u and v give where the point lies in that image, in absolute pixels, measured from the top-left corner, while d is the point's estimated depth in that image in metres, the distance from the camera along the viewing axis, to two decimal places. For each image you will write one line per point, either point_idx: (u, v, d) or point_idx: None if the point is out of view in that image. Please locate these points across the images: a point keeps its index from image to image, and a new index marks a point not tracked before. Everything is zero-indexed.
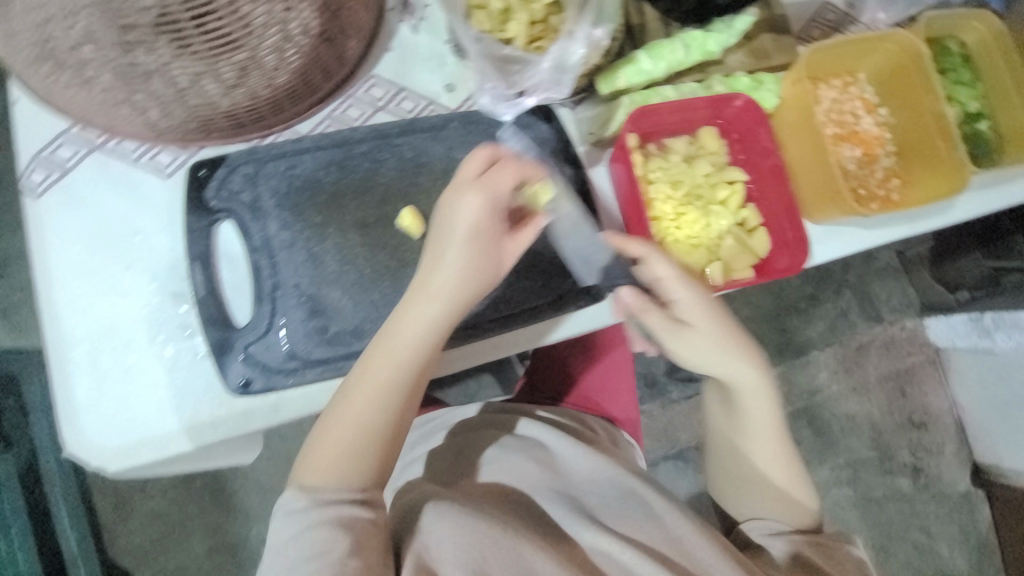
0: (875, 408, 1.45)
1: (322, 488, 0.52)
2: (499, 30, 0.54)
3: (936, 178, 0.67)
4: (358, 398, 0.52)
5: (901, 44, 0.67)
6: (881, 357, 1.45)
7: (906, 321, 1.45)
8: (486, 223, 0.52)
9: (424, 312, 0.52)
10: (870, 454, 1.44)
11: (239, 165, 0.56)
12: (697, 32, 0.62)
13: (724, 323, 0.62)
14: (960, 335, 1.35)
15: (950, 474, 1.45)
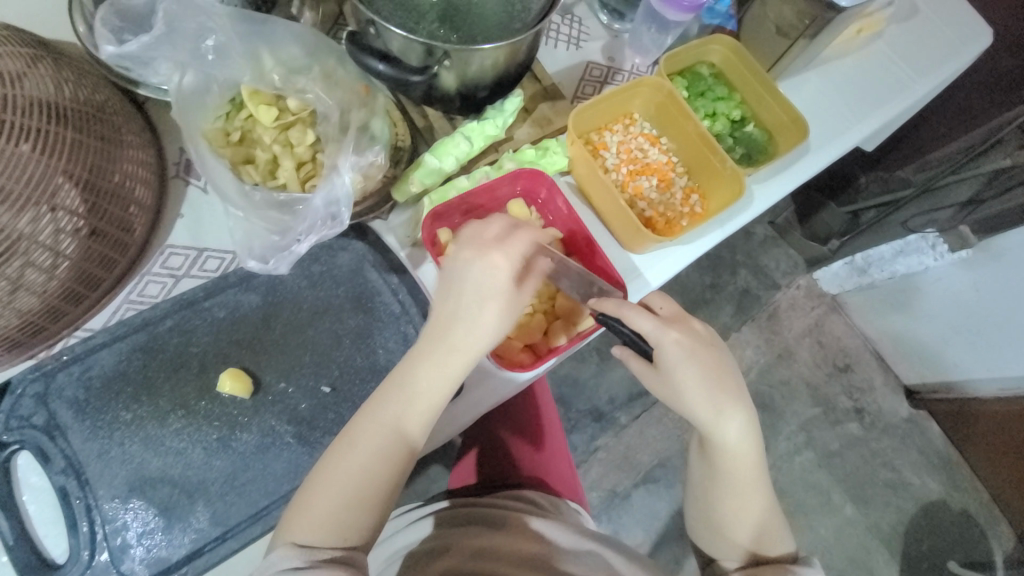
0: (802, 367, 1.53)
1: (314, 543, 0.49)
2: (271, 178, 0.56)
3: (722, 185, 0.75)
4: (341, 468, 0.51)
5: (653, 85, 0.77)
6: (789, 320, 1.55)
7: (799, 280, 1.57)
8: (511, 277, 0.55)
9: (457, 363, 0.53)
10: (815, 411, 1.51)
11: (24, 387, 0.51)
12: (473, 123, 0.67)
13: (705, 362, 0.61)
14: (844, 280, 1.49)
15: (888, 403, 1.54)
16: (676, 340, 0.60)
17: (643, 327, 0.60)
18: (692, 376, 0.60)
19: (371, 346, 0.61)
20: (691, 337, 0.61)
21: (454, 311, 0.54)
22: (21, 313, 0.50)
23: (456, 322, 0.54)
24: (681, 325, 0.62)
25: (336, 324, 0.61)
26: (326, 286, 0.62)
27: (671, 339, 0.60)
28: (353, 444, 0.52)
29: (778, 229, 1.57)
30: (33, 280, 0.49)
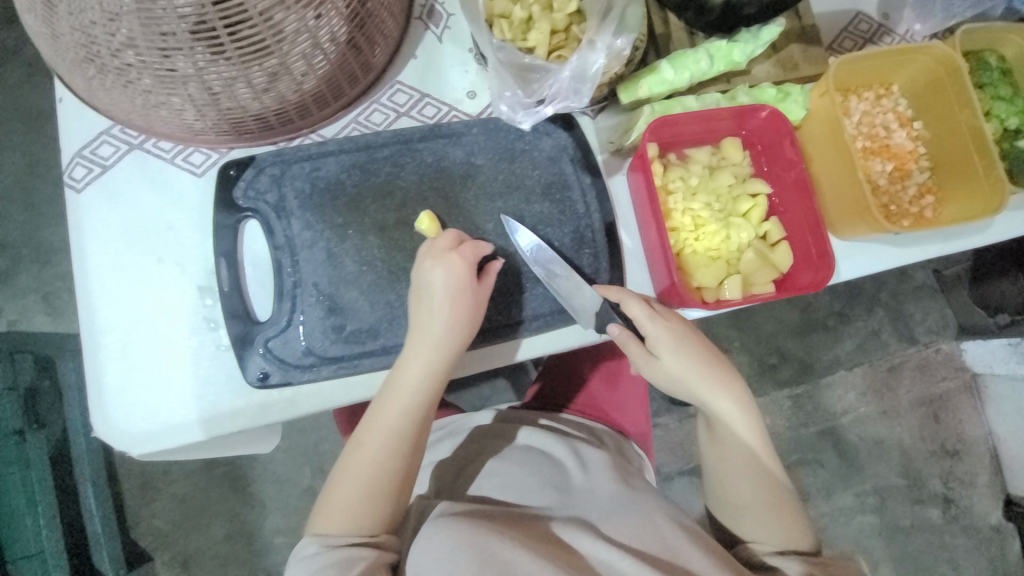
0: (906, 433, 1.37)
1: (331, 535, 0.54)
2: (521, 39, 0.55)
3: (973, 195, 0.65)
4: (365, 447, 0.55)
5: (936, 56, 0.65)
6: (913, 380, 1.38)
7: (941, 344, 1.39)
8: (461, 284, 0.55)
9: (418, 364, 0.55)
10: (900, 481, 1.37)
11: (266, 165, 0.58)
12: (723, 41, 0.61)
13: (693, 346, 0.61)
14: (998, 361, 1.32)
15: (983, 506, 1.37)
16: (658, 329, 0.59)
17: (636, 317, 0.59)
18: (685, 364, 0.60)
19: (549, 237, 0.62)
20: (686, 330, 0.60)
21: (425, 320, 0.55)
22: (266, 103, 0.54)
23: (451, 333, 0.55)
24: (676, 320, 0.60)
25: (523, 205, 0.62)
26: (522, 166, 0.63)
27: (663, 325, 0.59)
28: (365, 438, 0.56)
29: (941, 283, 1.38)
30: (288, 76, 0.52)
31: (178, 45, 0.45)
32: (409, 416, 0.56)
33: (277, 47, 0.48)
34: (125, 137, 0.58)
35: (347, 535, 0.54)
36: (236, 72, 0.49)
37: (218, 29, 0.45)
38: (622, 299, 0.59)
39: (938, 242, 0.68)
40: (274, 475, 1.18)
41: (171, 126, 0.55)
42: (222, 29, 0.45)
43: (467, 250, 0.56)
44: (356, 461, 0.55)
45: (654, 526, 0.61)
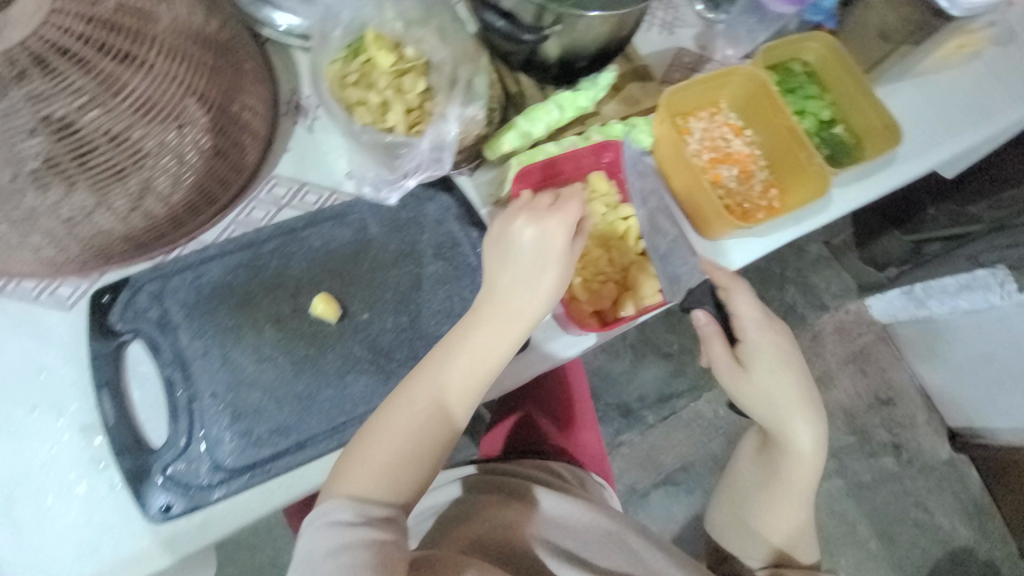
0: (843, 393, 1.48)
1: (365, 498, 0.51)
2: (380, 121, 0.59)
3: (804, 183, 0.75)
4: (393, 432, 0.53)
5: (745, 76, 0.76)
6: (835, 343, 1.50)
7: (849, 305, 1.51)
8: (553, 246, 0.57)
9: (506, 329, 0.56)
10: (851, 439, 1.46)
11: (144, 284, 0.57)
12: (566, 92, 0.68)
13: (790, 355, 0.71)
14: (898, 309, 1.41)
15: (929, 444, 1.48)
16: (754, 315, 0.69)
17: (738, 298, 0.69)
18: (773, 370, 0.70)
19: (448, 294, 0.63)
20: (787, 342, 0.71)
21: (463, 325, 0.57)
22: (147, 217, 0.54)
23: (516, 286, 0.57)
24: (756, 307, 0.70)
25: (417, 268, 0.64)
26: (410, 233, 0.65)
27: (751, 317, 0.69)
28: (401, 405, 0.54)
29: (833, 251, 1.52)
30: (155, 193, 0.53)
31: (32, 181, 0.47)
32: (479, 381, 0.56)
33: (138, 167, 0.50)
34: None
35: (377, 499, 0.51)
36: (98, 198, 0.50)
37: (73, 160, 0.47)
38: (653, 294, 0.65)
39: (794, 226, 0.77)
40: None
41: (33, 263, 0.53)
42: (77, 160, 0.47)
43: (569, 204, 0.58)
44: (390, 430, 0.53)
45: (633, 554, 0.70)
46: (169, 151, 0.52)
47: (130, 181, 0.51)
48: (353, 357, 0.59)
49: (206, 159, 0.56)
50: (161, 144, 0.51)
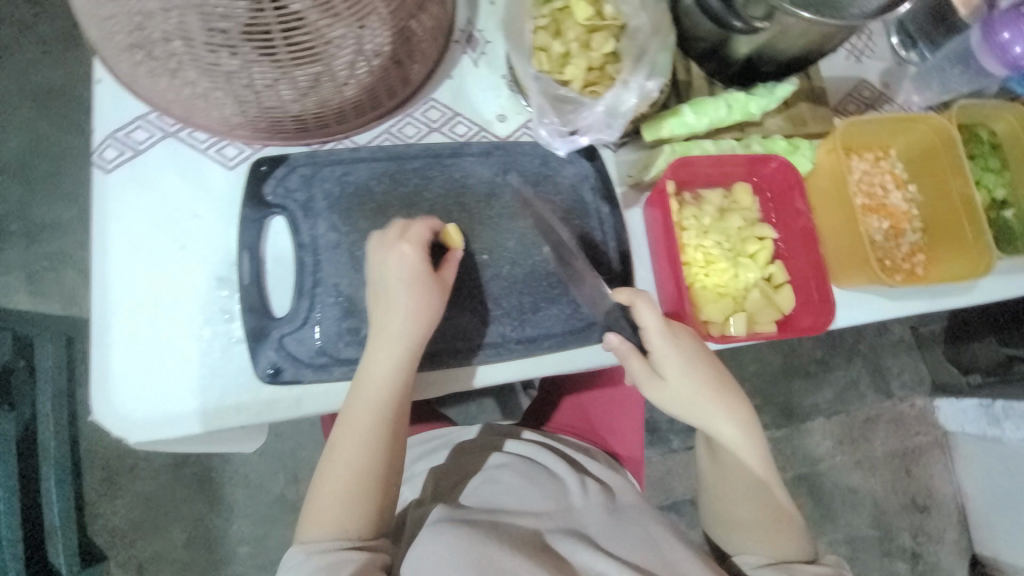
0: (879, 485, 1.35)
1: (315, 539, 0.52)
2: (557, 71, 0.58)
3: (959, 257, 0.69)
4: (344, 442, 0.54)
5: (932, 127, 0.70)
6: (887, 432, 1.37)
7: (915, 400, 1.38)
8: (420, 270, 0.53)
9: (393, 354, 0.53)
10: (870, 531, 1.34)
11: (299, 165, 0.59)
12: (741, 93, 0.65)
13: (704, 360, 0.60)
14: (968, 421, 1.32)
15: (948, 563, 1.35)
16: (677, 351, 0.59)
17: (648, 327, 0.58)
18: (684, 390, 0.60)
19: (565, 260, 0.64)
20: (691, 342, 0.59)
21: (382, 313, 0.54)
22: (306, 107, 0.55)
23: (386, 313, 0.53)
24: (682, 330, 0.60)
25: (544, 227, 0.64)
26: (545, 190, 0.65)
27: (675, 347, 0.59)
28: (341, 435, 0.54)
29: (917, 340, 1.39)
30: (330, 81, 0.53)
31: (224, 43, 0.46)
32: (388, 411, 0.54)
33: (325, 52, 0.49)
34: (160, 124, 0.59)
35: (330, 539, 0.52)
36: (279, 74, 0.50)
37: (273, 33, 0.46)
38: (633, 302, 0.58)
39: (929, 299, 0.72)
40: (247, 480, 1.14)
41: (210, 119, 0.55)
42: (277, 33, 0.46)
43: (417, 233, 0.54)
44: (339, 464, 0.54)
45: (651, 540, 0.63)
46: (353, 41, 0.49)
47: (313, 66, 0.50)
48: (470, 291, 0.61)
49: (372, 68, 0.55)
50: (349, 33, 0.49)
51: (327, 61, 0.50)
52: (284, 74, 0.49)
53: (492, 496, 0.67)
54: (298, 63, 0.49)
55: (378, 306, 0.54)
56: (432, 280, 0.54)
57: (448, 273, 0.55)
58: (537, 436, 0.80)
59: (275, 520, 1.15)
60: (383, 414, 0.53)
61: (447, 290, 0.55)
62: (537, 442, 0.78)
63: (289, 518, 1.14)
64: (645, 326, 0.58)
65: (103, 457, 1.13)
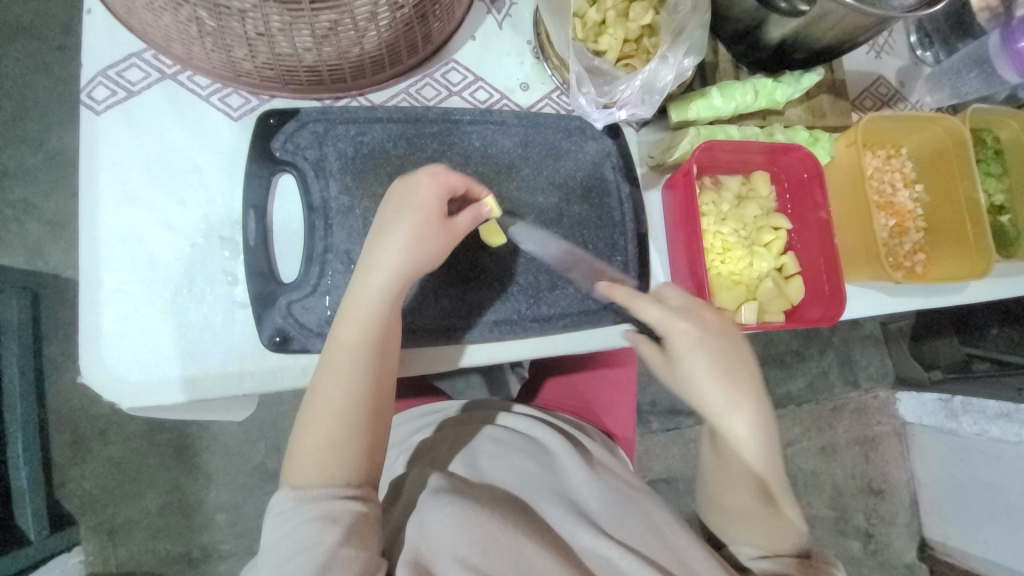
0: (840, 469, 1.37)
1: (305, 486, 0.50)
2: (591, 41, 0.55)
3: (960, 257, 0.71)
4: (328, 384, 0.51)
5: (946, 128, 0.71)
6: (851, 421, 1.38)
7: (879, 391, 1.40)
8: (420, 205, 0.51)
9: (378, 288, 0.50)
10: (828, 512, 1.35)
11: (310, 121, 0.55)
12: (769, 79, 0.64)
13: (716, 344, 0.57)
14: (927, 414, 1.34)
15: (898, 544, 1.38)
16: (682, 333, 0.56)
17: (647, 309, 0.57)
18: (692, 368, 0.57)
19: (584, 239, 0.63)
20: (702, 328, 0.57)
21: (374, 250, 0.51)
22: (321, 56, 0.50)
23: (379, 248, 0.51)
24: (693, 315, 0.57)
25: (563, 203, 0.62)
26: (566, 164, 0.63)
27: (679, 331, 0.56)
28: (323, 374, 0.51)
29: (885, 334, 1.40)
30: (350, 30, 0.48)
31: None
32: (374, 347, 0.51)
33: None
34: (156, 64, 0.54)
35: (321, 485, 0.50)
36: (295, 19, 0.45)
37: None
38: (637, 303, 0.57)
39: (924, 296, 0.74)
40: (226, 447, 1.11)
41: (214, 61, 0.50)
42: None
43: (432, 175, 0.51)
44: (324, 404, 0.51)
45: (655, 526, 0.62)
46: None
47: (333, 13, 0.45)
48: (487, 270, 0.60)
49: (393, 20, 0.50)
50: None
51: (348, 8, 0.46)
52: (302, 21, 0.44)
53: (490, 471, 0.66)
54: (316, 8, 0.44)
55: (373, 240, 0.51)
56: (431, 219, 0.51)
57: (465, 219, 0.52)
58: (530, 411, 0.78)
59: (252, 487, 1.12)
60: (366, 350, 0.51)
61: (453, 236, 0.52)
62: (532, 416, 0.76)
63: (266, 485, 1.11)
64: (653, 314, 0.57)
65: (71, 419, 1.08)
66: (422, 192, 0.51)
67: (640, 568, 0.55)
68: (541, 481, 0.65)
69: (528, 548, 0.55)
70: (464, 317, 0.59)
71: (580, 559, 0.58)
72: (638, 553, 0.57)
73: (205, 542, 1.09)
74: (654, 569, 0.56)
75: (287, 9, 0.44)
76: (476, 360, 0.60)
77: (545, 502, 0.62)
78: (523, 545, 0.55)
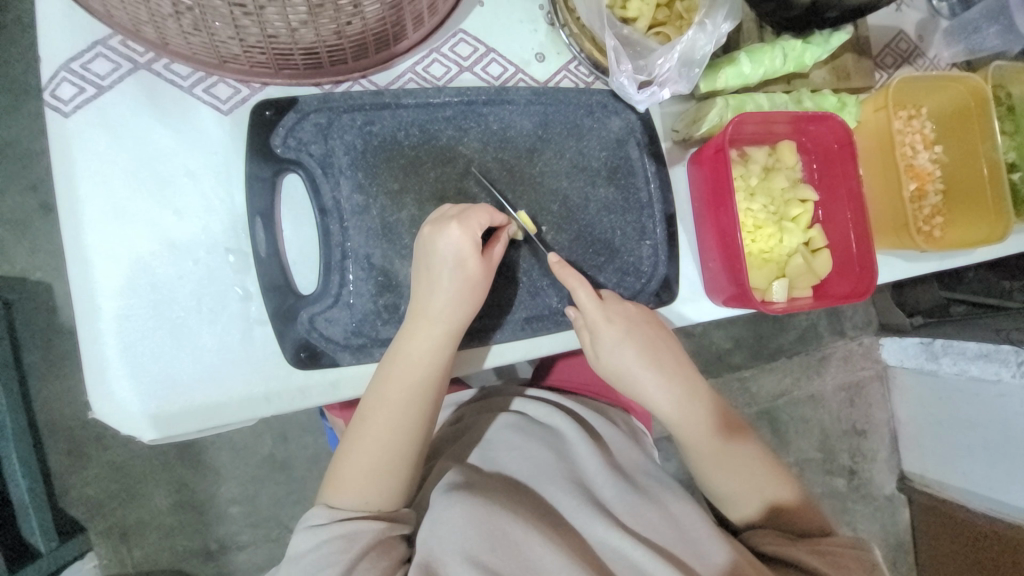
0: (829, 415, 1.43)
1: (342, 507, 0.50)
2: (619, 7, 0.50)
3: (977, 221, 0.71)
4: (375, 423, 0.50)
5: (970, 88, 0.70)
6: (838, 368, 1.43)
7: (863, 338, 1.45)
8: (470, 251, 0.48)
9: (431, 338, 0.49)
10: (817, 454, 1.43)
11: (312, 111, 0.49)
12: (799, 41, 0.60)
13: (642, 330, 0.58)
14: (908, 356, 1.39)
15: (880, 478, 1.47)
16: (611, 329, 0.56)
17: (583, 303, 0.55)
18: (621, 363, 0.59)
19: (611, 225, 0.60)
20: (629, 317, 0.57)
21: (424, 294, 0.49)
22: (319, 35, 0.44)
23: (431, 295, 0.49)
24: (617, 307, 0.57)
25: (589, 187, 0.59)
26: (590, 144, 0.59)
27: (607, 323, 0.56)
28: (371, 415, 0.50)
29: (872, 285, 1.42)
30: (350, 2, 0.42)
31: None
32: (421, 392, 0.50)
33: None
34: (126, 51, 0.47)
35: (357, 508, 0.50)
36: None
37: None
38: (574, 285, 0.54)
39: (939, 260, 0.74)
40: (232, 442, 1.09)
41: (195, 47, 0.44)
42: None
43: (475, 219, 0.49)
44: (369, 440, 0.50)
45: (675, 519, 0.61)
46: None
47: None
48: (513, 264, 0.57)
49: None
50: None
51: None
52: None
53: (514, 465, 0.65)
54: None
55: (421, 284, 0.49)
56: (482, 271, 0.50)
57: (496, 258, 0.51)
58: (549, 396, 0.77)
59: (263, 478, 1.11)
60: (416, 396, 0.50)
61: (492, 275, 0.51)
62: (550, 402, 0.75)
63: (276, 476, 1.10)
64: (581, 312, 0.56)
65: (64, 427, 1.03)
66: (469, 238, 0.48)
67: (655, 563, 0.56)
68: (559, 471, 0.64)
69: (539, 549, 0.55)
70: (493, 316, 0.57)
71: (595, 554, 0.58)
72: (651, 544, 0.58)
73: (221, 537, 1.08)
74: (669, 563, 0.56)
75: None
76: (506, 359, 0.57)
77: (561, 492, 0.62)
78: (539, 552, 0.54)
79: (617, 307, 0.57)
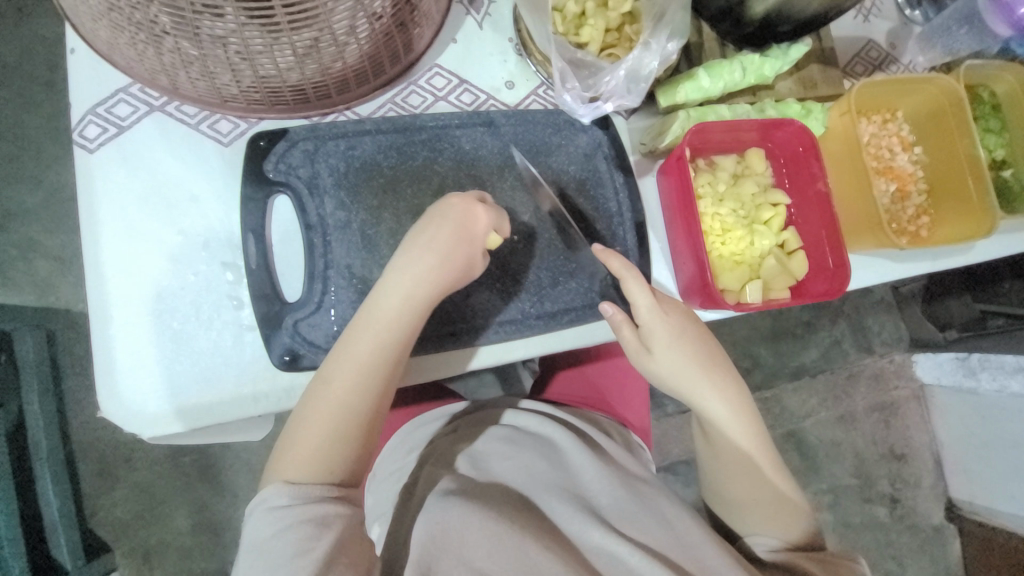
0: (861, 437, 1.34)
1: (297, 480, 0.48)
2: (573, 34, 0.55)
3: (963, 218, 0.70)
4: (338, 387, 0.50)
5: (941, 88, 0.70)
6: (868, 388, 1.35)
7: (895, 355, 1.36)
8: (452, 226, 0.52)
9: (410, 311, 0.52)
10: (852, 480, 1.33)
11: (300, 139, 0.55)
12: (756, 55, 0.63)
13: (694, 331, 0.61)
14: (944, 374, 1.32)
15: (925, 507, 1.35)
16: (666, 326, 0.59)
17: (638, 303, 0.59)
18: (674, 358, 0.61)
19: (582, 233, 0.63)
20: (680, 318, 0.61)
21: (403, 263, 0.52)
22: (304, 74, 0.50)
23: (410, 266, 0.51)
24: (670, 304, 0.61)
25: (558, 199, 0.62)
26: (558, 160, 0.63)
27: (662, 319, 0.59)
28: (336, 379, 0.50)
29: (897, 298, 1.36)
30: (330, 45, 0.48)
31: (211, 5, 0.41)
32: (387, 360, 0.51)
33: (324, 14, 0.44)
34: (144, 97, 0.54)
35: (311, 481, 0.49)
36: (275, 41, 0.45)
37: None
38: (623, 275, 0.58)
39: (930, 259, 0.73)
40: (249, 464, 1.12)
41: (200, 89, 0.50)
42: None
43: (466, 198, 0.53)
44: (330, 406, 0.50)
45: (669, 524, 0.60)
46: None
47: (313, 30, 0.45)
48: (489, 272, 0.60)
49: (373, 31, 0.50)
50: None
51: (326, 22, 0.45)
52: (283, 40, 0.44)
53: (503, 473, 0.64)
54: (295, 27, 0.44)
55: (400, 256, 0.52)
56: (466, 250, 0.52)
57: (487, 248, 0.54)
58: (542, 407, 0.77)
59: None
60: (383, 362, 0.51)
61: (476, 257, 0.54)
62: (543, 413, 0.75)
63: None
64: (637, 305, 0.59)
65: (95, 449, 1.10)
66: (455, 217, 0.52)
67: (651, 566, 0.54)
68: (552, 479, 0.63)
69: (535, 554, 0.54)
70: (468, 320, 0.60)
71: (589, 559, 0.56)
72: (648, 549, 0.56)
73: (238, 558, 1.11)
74: (664, 568, 0.54)
75: (267, 29, 0.44)
76: (484, 362, 0.61)
77: (554, 499, 0.61)
78: (532, 555, 0.53)
79: (672, 309, 0.61)
